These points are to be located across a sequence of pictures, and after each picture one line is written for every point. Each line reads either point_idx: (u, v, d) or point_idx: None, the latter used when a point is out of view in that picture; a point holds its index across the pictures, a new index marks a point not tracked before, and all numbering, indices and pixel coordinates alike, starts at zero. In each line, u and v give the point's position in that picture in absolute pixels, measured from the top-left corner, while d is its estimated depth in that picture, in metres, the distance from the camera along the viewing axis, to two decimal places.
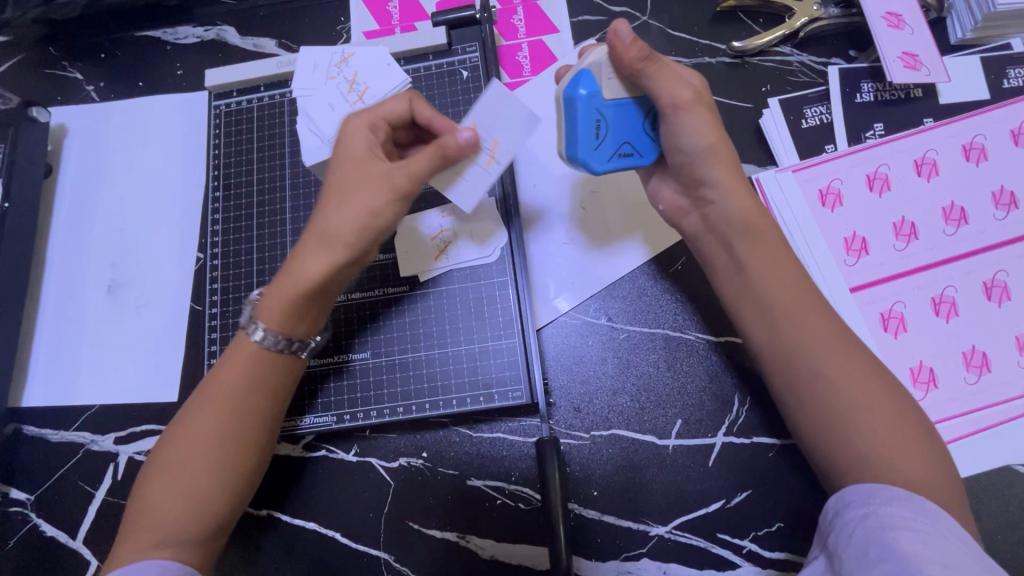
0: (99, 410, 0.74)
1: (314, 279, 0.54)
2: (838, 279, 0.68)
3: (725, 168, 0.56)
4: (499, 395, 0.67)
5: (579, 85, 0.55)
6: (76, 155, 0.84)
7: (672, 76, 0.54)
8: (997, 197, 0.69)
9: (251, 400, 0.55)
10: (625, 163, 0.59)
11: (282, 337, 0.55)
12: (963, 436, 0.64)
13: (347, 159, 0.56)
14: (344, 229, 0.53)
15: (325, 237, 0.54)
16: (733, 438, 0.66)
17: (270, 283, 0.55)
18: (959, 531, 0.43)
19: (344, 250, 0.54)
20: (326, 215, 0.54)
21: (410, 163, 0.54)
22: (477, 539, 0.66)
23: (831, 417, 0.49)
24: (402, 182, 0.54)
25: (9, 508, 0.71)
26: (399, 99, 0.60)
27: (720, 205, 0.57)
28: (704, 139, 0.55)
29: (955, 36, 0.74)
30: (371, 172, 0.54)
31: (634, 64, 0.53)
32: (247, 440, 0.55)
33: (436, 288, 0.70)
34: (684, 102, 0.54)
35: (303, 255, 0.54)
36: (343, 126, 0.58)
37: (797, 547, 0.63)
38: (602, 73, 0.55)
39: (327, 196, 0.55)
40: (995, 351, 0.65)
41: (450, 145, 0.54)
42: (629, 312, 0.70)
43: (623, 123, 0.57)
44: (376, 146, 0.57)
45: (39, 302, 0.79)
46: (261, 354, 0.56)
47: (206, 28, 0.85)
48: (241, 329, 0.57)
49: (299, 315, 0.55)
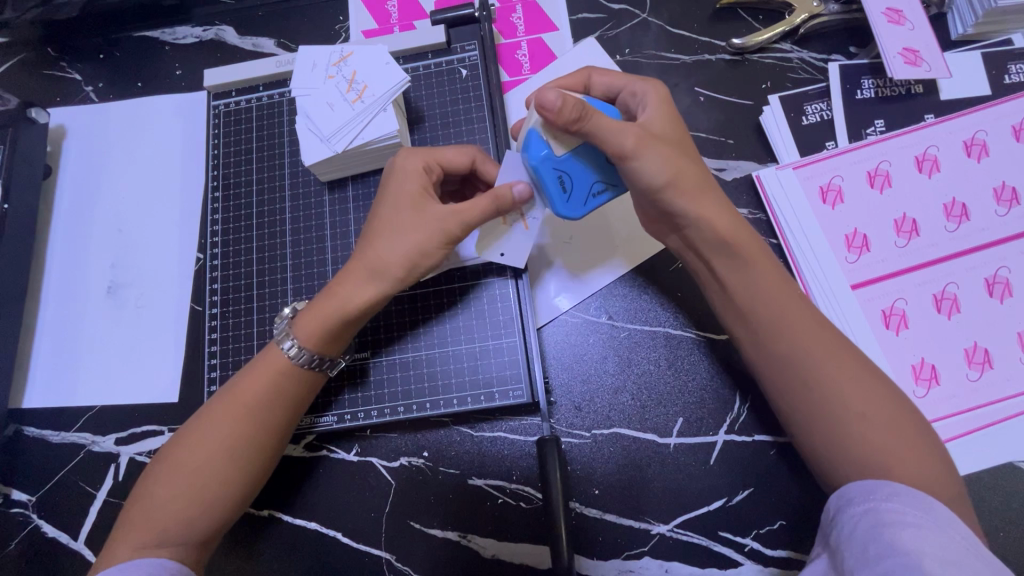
0: (99, 411, 0.74)
1: (357, 307, 0.56)
2: (839, 276, 0.68)
3: (689, 198, 0.54)
4: (499, 395, 0.67)
5: (531, 150, 0.56)
6: (74, 155, 0.83)
7: (612, 123, 0.52)
8: (999, 193, 0.69)
9: (272, 412, 0.56)
10: (602, 199, 0.58)
11: (317, 355, 0.57)
12: (967, 433, 0.63)
13: (398, 193, 0.58)
14: (390, 263, 0.55)
15: (371, 267, 0.56)
16: (734, 436, 0.66)
17: (312, 302, 0.57)
18: (961, 529, 0.42)
19: (389, 283, 0.55)
20: (375, 248, 0.56)
21: (465, 206, 0.55)
22: (479, 539, 0.66)
23: (832, 416, 0.49)
24: (457, 229, 0.55)
25: (10, 509, 0.71)
26: (461, 154, 0.61)
27: (691, 229, 0.56)
28: (659, 175, 0.53)
29: (956, 31, 0.74)
30: (421, 209, 0.56)
31: (571, 126, 0.52)
32: (261, 450, 0.55)
33: (436, 287, 0.70)
34: (628, 149, 0.52)
35: (349, 284, 0.56)
36: (397, 159, 0.60)
37: (800, 546, 0.62)
38: (548, 131, 0.55)
39: (376, 226, 0.57)
40: (997, 348, 0.65)
41: (505, 197, 0.56)
42: (629, 311, 0.70)
43: (585, 170, 0.56)
44: (426, 184, 0.58)
45: (39, 303, 0.78)
46: (288, 369, 0.57)
47: (204, 28, 0.84)
48: (273, 342, 0.58)
49: (336, 338, 0.57)
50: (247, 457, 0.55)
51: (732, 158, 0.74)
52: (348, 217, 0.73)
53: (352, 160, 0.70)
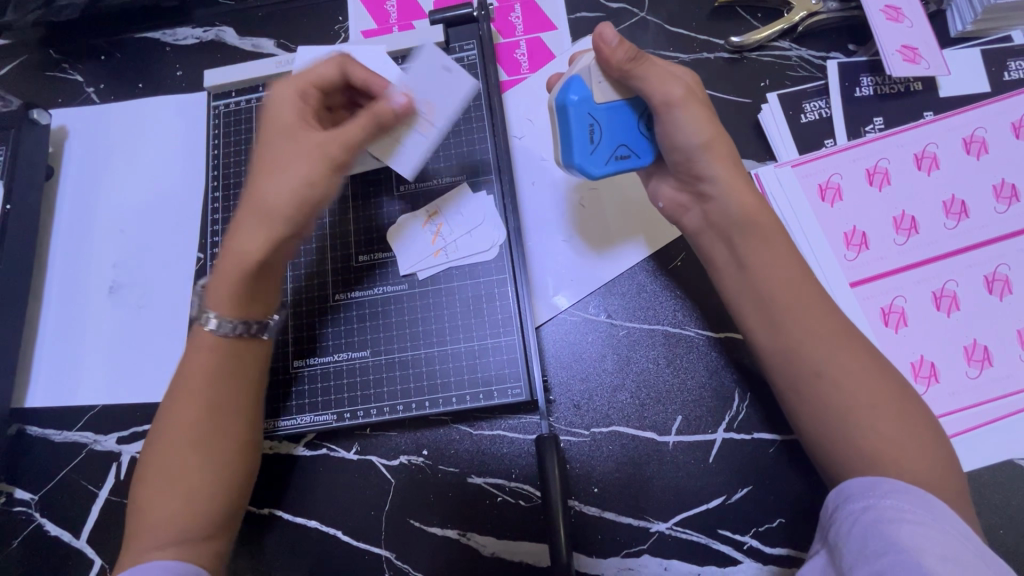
0: (102, 410, 0.74)
1: (254, 257, 0.54)
2: (838, 273, 0.68)
3: (723, 162, 0.56)
4: (499, 393, 0.67)
5: (570, 91, 0.57)
6: (76, 156, 0.84)
7: (662, 74, 0.55)
8: (998, 190, 0.69)
9: (224, 394, 0.56)
10: (622, 165, 0.60)
11: (238, 322, 0.57)
12: (965, 431, 0.63)
13: (277, 126, 0.57)
14: (286, 203, 0.54)
15: (266, 211, 0.54)
16: (733, 434, 0.66)
17: (216, 269, 0.56)
18: (960, 526, 0.42)
19: (288, 223, 0.54)
20: (267, 188, 0.54)
21: (348, 131, 0.56)
22: (478, 536, 0.66)
23: (831, 413, 0.49)
24: (337, 149, 0.56)
25: (13, 507, 0.72)
26: (329, 64, 0.61)
27: (719, 201, 0.57)
28: (701, 133, 0.55)
29: (955, 28, 0.74)
30: (304, 139, 0.55)
31: (623, 66, 0.55)
32: (225, 430, 0.56)
33: (436, 285, 0.70)
34: (676, 98, 0.55)
35: (244, 232, 0.54)
36: (270, 95, 0.59)
37: (798, 543, 0.62)
38: (592, 79, 0.57)
39: (263, 166, 0.55)
40: (996, 345, 0.65)
41: (383, 111, 0.58)
42: (628, 309, 0.70)
43: (616, 126, 0.58)
44: (306, 114, 0.58)
45: (41, 304, 0.79)
46: (219, 343, 0.56)
47: (205, 29, 0.85)
48: (196, 324, 0.58)
49: (247, 299, 0.56)
50: (206, 441, 0.55)
51: None
52: (347, 217, 0.73)
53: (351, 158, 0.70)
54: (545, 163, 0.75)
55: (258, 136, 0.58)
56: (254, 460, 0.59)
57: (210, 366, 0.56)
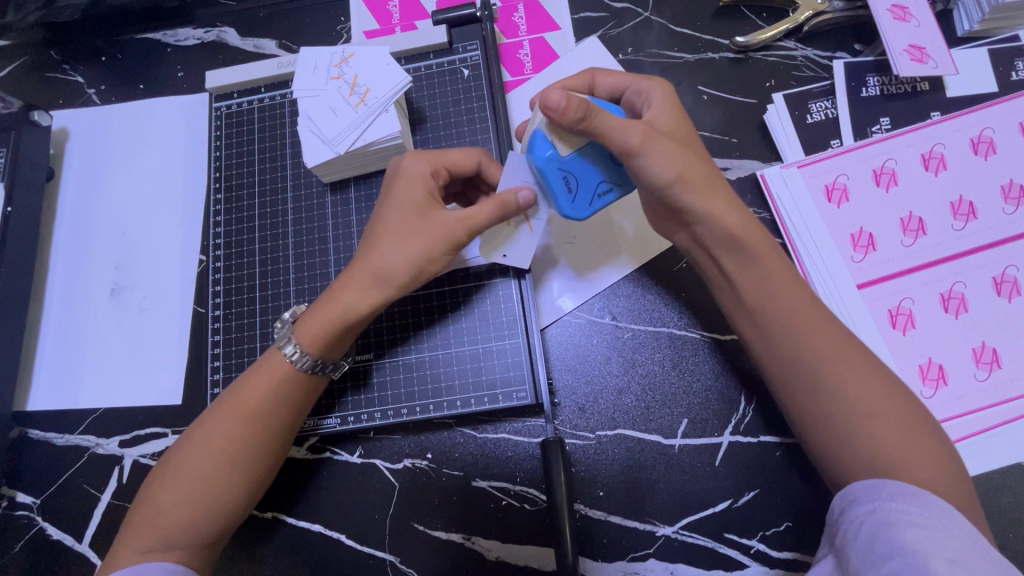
0: (103, 413, 0.74)
1: (358, 314, 0.56)
2: (846, 276, 0.67)
3: (700, 193, 0.53)
4: (504, 396, 0.66)
5: (536, 150, 0.56)
6: (77, 158, 0.84)
7: (618, 123, 0.52)
8: (1006, 191, 0.68)
9: (270, 420, 0.56)
10: (608, 199, 0.59)
11: (313, 360, 0.56)
12: (974, 434, 0.63)
13: (403, 198, 0.57)
14: (396, 272, 0.55)
15: (373, 270, 0.55)
16: (740, 437, 0.65)
17: (313, 307, 0.57)
18: (968, 529, 0.42)
19: (393, 288, 0.56)
20: (381, 253, 0.55)
21: (469, 212, 0.55)
22: (483, 540, 0.66)
23: (836, 419, 0.49)
24: (459, 232, 0.55)
25: (15, 511, 0.71)
26: (468, 155, 0.61)
27: (703, 227, 0.55)
28: (667, 172, 0.52)
29: (962, 27, 0.73)
30: (425, 215, 0.56)
31: (575, 126, 0.52)
32: (260, 451, 0.55)
33: (438, 287, 0.69)
34: (635, 146, 0.52)
35: (354, 293, 0.56)
36: (401, 163, 0.59)
37: (806, 547, 0.62)
38: (553, 133, 0.55)
39: (379, 231, 0.57)
40: (1006, 347, 0.64)
41: (510, 201, 0.57)
42: (633, 312, 0.70)
43: (590, 167, 0.56)
44: (432, 188, 0.58)
45: (42, 307, 0.78)
46: (290, 373, 0.57)
47: (205, 30, 0.84)
48: (276, 347, 0.58)
49: (337, 342, 0.57)
50: (240, 464, 0.54)
51: (737, 157, 0.73)
52: (349, 218, 0.73)
53: (354, 161, 0.69)
54: None
55: (381, 202, 0.59)
56: (275, 476, 0.59)
57: (269, 393, 0.56)
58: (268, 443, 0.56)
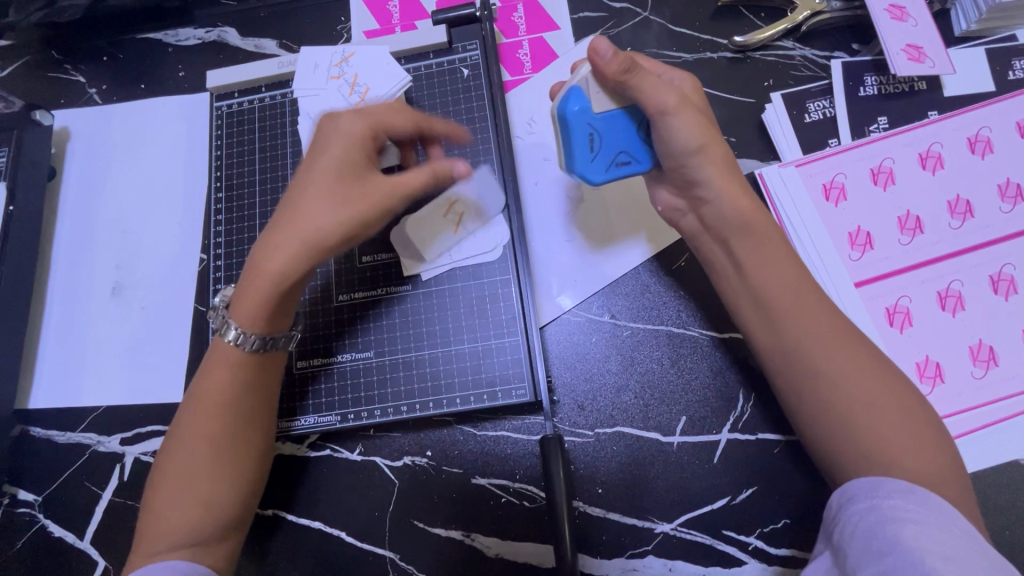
0: (104, 411, 0.74)
1: (286, 283, 0.54)
2: (843, 274, 0.68)
3: (716, 167, 0.56)
4: (503, 393, 0.67)
5: (571, 101, 0.57)
6: (78, 156, 0.84)
7: (656, 83, 0.55)
8: (1003, 190, 0.69)
9: (239, 406, 0.56)
10: (624, 172, 0.60)
11: (257, 336, 0.56)
12: (971, 432, 0.63)
13: (331, 158, 0.56)
14: (326, 234, 0.53)
15: (299, 233, 0.54)
16: (738, 434, 0.65)
17: (242, 282, 0.55)
18: (963, 526, 0.42)
19: (319, 255, 0.54)
20: (307, 216, 0.54)
21: (405, 178, 0.57)
22: (483, 538, 0.66)
23: (832, 415, 0.49)
24: (392, 198, 0.56)
25: (17, 508, 0.72)
26: (406, 115, 0.60)
27: (714, 203, 0.56)
28: (693, 139, 0.55)
29: (959, 27, 0.73)
30: (357, 179, 0.56)
31: (617, 77, 0.54)
32: (243, 437, 0.56)
33: (438, 285, 0.70)
34: (670, 106, 0.54)
35: (279, 259, 0.53)
36: (331, 123, 0.58)
37: (803, 543, 0.62)
38: (593, 87, 0.57)
39: (301, 191, 0.55)
40: (1002, 345, 0.65)
41: (443, 171, 0.59)
42: (632, 309, 0.70)
43: (618, 134, 0.58)
44: (366, 150, 0.58)
45: (43, 306, 0.79)
46: (243, 358, 0.56)
47: (206, 30, 0.85)
48: (218, 335, 0.57)
49: (271, 320, 0.56)
50: (224, 454, 0.55)
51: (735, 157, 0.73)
52: None
53: None
54: (549, 162, 0.75)
55: (307, 160, 0.57)
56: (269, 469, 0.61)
57: (231, 380, 0.56)
58: (241, 429, 0.56)
